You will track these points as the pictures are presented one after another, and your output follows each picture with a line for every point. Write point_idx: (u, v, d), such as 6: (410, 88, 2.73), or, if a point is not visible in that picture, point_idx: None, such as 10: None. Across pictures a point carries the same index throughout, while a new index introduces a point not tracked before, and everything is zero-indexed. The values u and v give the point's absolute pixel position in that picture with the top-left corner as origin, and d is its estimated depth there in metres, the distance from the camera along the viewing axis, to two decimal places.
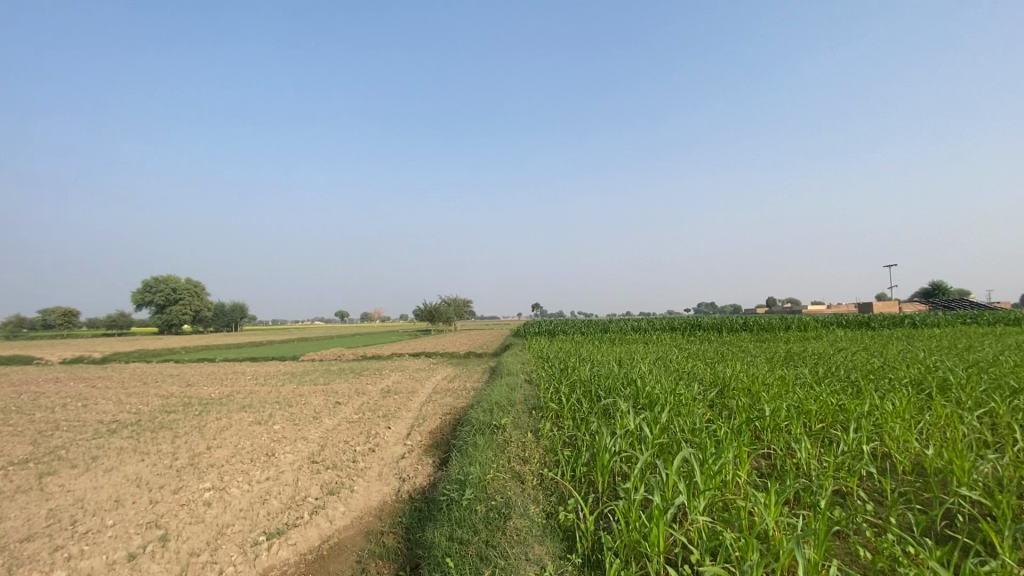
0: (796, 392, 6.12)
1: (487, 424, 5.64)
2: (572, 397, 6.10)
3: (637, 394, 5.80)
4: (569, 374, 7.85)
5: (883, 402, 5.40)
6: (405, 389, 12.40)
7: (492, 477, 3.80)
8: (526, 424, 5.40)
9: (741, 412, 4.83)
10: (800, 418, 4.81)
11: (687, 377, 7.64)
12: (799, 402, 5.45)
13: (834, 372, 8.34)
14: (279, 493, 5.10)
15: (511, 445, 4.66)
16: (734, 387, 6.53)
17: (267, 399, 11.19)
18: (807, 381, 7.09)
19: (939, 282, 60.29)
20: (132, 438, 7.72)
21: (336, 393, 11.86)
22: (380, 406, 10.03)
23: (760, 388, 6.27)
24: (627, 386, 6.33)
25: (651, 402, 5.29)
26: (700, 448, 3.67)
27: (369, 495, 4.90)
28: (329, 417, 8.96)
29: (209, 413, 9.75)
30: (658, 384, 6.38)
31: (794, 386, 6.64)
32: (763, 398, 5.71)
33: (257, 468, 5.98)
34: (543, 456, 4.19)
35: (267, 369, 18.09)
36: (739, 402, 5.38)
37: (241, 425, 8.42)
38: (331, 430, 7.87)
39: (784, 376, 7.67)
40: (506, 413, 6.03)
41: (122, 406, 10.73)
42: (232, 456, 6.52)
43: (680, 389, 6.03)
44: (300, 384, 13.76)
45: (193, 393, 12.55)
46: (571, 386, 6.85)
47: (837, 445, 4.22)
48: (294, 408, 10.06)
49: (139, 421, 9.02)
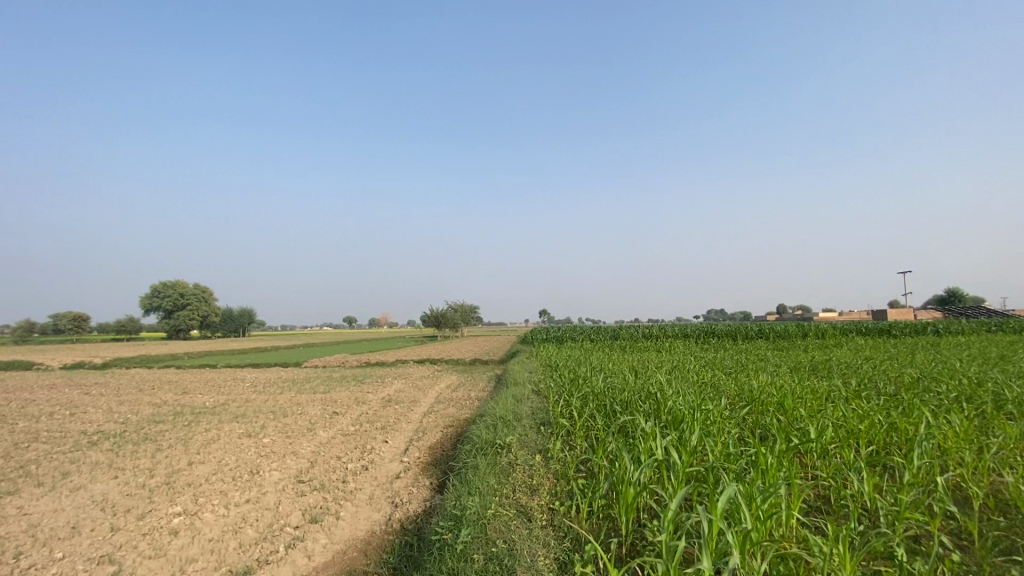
0: (836, 408, 5.47)
1: (490, 443, 5.05)
2: (585, 412, 5.50)
3: (657, 409, 5.19)
4: (581, 385, 7.24)
5: (940, 420, 4.77)
6: (406, 398, 11.82)
7: (493, 513, 3.21)
8: (535, 445, 4.78)
9: (781, 433, 4.20)
10: (849, 440, 4.19)
11: (710, 389, 6.99)
12: (843, 420, 4.82)
13: (868, 385, 7.66)
14: (257, 520, 4.54)
15: (516, 471, 4.05)
16: (765, 403, 5.89)
17: (262, 409, 10.66)
18: (843, 395, 6.42)
19: (956, 290, 58.91)
20: (112, 451, 7.24)
21: (335, 403, 11.31)
22: (379, 417, 9.47)
23: (795, 403, 5.63)
24: (646, 400, 5.71)
25: (675, 419, 4.70)
26: (743, 481, 3.08)
27: (356, 524, 4.33)
28: (323, 429, 8.42)
29: (199, 423, 9.27)
30: (681, 398, 5.74)
31: (831, 402, 5.97)
32: (801, 415, 5.08)
33: (237, 489, 5.42)
34: (555, 486, 3.59)
35: (268, 376, 17.66)
36: (775, 421, 4.76)
37: (229, 438, 7.91)
38: (324, 445, 7.29)
39: (817, 389, 7.00)
40: (512, 430, 5.43)
41: (110, 415, 10.28)
42: (213, 474, 5.97)
43: (706, 404, 5.41)
44: (299, 392, 13.25)
45: (187, 401, 12.08)
46: (583, 399, 6.25)
47: (899, 474, 3.61)
48: (288, 418, 9.55)
49: (122, 433, 8.52)
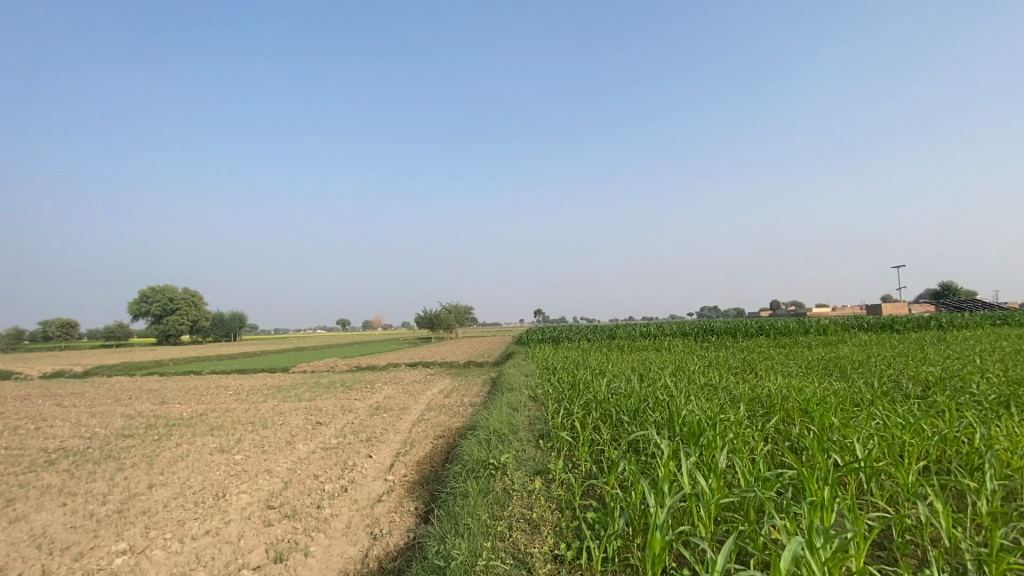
0: (870, 416, 4.90)
1: (483, 463, 4.45)
2: (588, 424, 4.91)
3: (671, 419, 4.62)
4: (582, 390, 6.65)
5: (996, 428, 4.20)
6: (395, 405, 11.17)
7: (485, 564, 2.62)
8: (533, 464, 4.19)
9: (819, 449, 3.64)
10: (901, 457, 3.63)
11: (722, 393, 6.42)
12: (884, 432, 4.25)
13: (892, 387, 7.11)
14: (213, 559, 3.90)
15: (512, 500, 3.47)
16: (788, 410, 5.32)
17: (240, 419, 9.97)
18: (871, 399, 5.85)
19: (950, 283, 58.85)
20: (67, 473, 6.56)
21: (320, 412, 10.64)
22: (365, 427, 8.83)
23: (823, 410, 5.06)
24: (656, 408, 5.12)
25: (694, 432, 4.10)
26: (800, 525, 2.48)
27: (326, 563, 3.73)
28: (303, 442, 7.78)
29: (170, 437, 8.61)
30: (696, 406, 5.15)
31: (862, 407, 5.40)
32: (833, 426, 4.50)
33: (196, 518, 4.78)
34: (559, 522, 3.00)
35: (254, 382, 16.95)
36: (808, 433, 4.19)
37: (200, 454, 7.27)
38: (301, 462, 6.63)
39: (838, 392, 6.45)
40: (507, 445, 4.83)
41: (77, 429, 9.57)
42: (173, 499, 5.33)
43: (724, 414, 4.83)
44: (284, 400, 12.57)
45: (163, 412, 11.38)
46: (585, 407, 5.66)
47: (973, 502, 3.06)
48: (267, 430, 8.89)
49: (84, 450, 7.83)
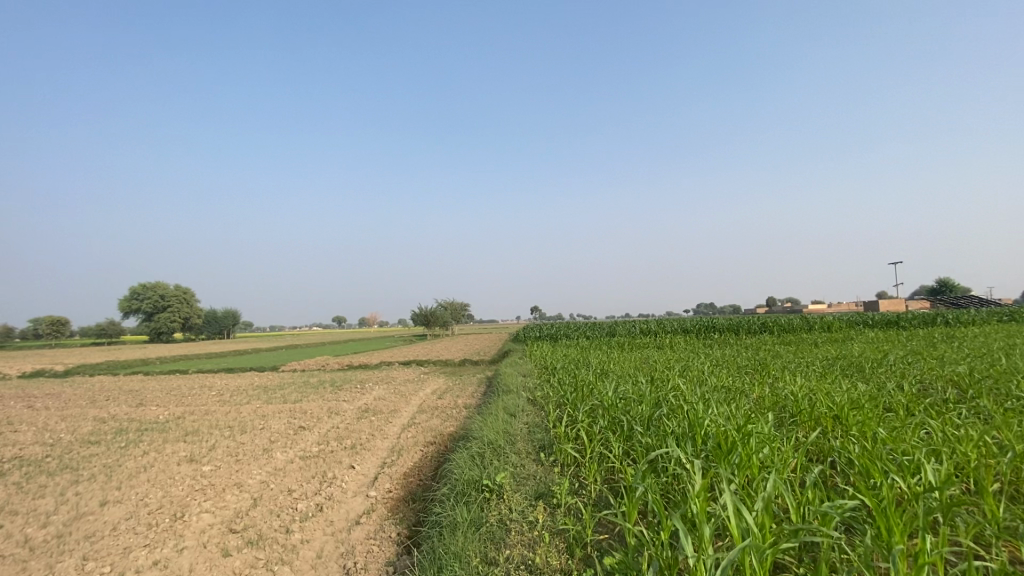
0: (921, 428, 4.29)
1: (476, 483, 3.85)
2: (596, 436, 4.33)
3: (692, 430, 4.01)
4: (586, 393, 6.05)
5: None
6: (386, 407, 10.51)
7: None
8: (535, 485, 3.60)
9: (877, 471, 3.06)
10: (975, 479, 3.03)
11: (740, 397, 5.82)
12: (942, 447, 3.66)
13: (925, 391, 6.51)
14: None
15: (512, 537, 2.88)
16: (821, 421, 4.71)
17: (218, 424, 9.29)
18: (911, 406, 5.23)
19: (948, 279, 58.56)
20: (14, 487, 5.90)
21: (304, 415, 9.97)
22: (351, 432, 8.20)
23: (859, 419, 4.45)
24: (672, 416, 4.49)
25: (722, 448, 3.51)
26: None
27: None
28: (281, 450, 7.14)
29: (139, 443, 7.95)
30: (718, 414, 4.55)
31: (904, 417, 4.81)
32: (879, 438, 3.92)
33: (145, 545, 4.14)
34: (569, 569, 2.42)
35: (241, 382, 16.23)
36: (855, 448, 3.60)
37: (166, 464, 6.61)
38: (275, 474, 5.98)
39: (868, 397, 5.83)
40: (503, 461, 4.23)
41: (41, 435, 8.89)
42: (124, 520, 4.69)
43: (752, 423, 4.23)
44: (268, 402, 11.90)
45: (138, 415, 10.68)
46: (591, 414, 5.06)
47: None
48: (245, 435, 8.23)
49: (41, 459, 7.15)
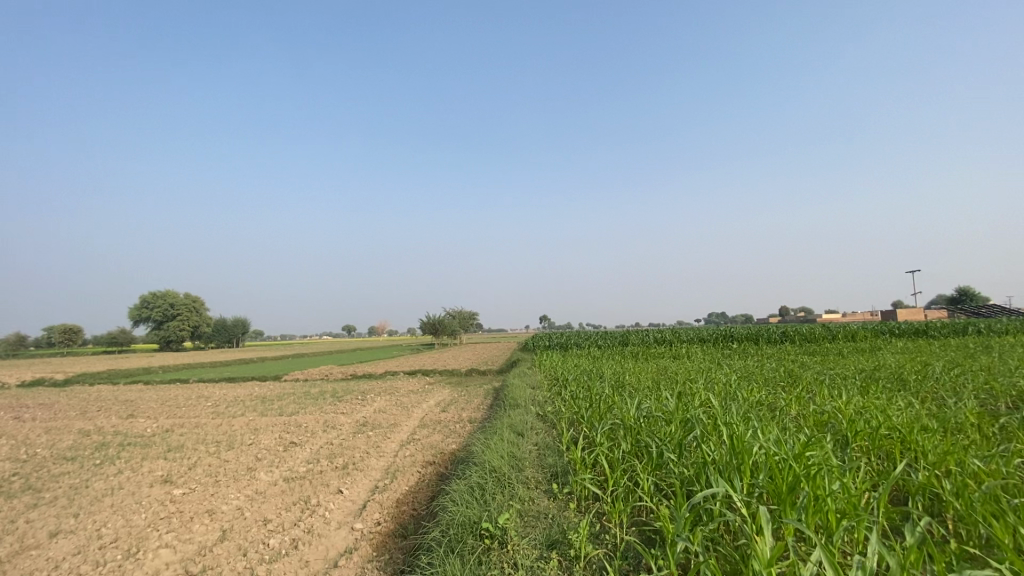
0: (1018, 457, 3.54)
1: (475, 525, 3.16)
2: (620, 463, 3.63)
3: (738, 459, 3.28)
4: (604, 409, 5.34)
5: None
6: (385, 421, 9.83)
7: None
8: (546, 527, 2.92)
9: (997, 524, 2.34)
10: None
11: (780, 416, 5.08)
12: None
13: (988, 408, 5.70)
14: None
15: None
16: (887, 448, 3.97)
17: (205, 439, 8.66)
18: (984, 428, 4.48)
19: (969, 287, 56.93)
20: None
21: (298, 429, 9.29)
22: (345, 449, 7.54)
23: (937, 446, 3.68)
24: (710, 438, 3.77)
25: (781, 484, 2.82)
26: None
27: None
28: (265, 470, 6.48)
29: (116, 460, 7.34)
30: (763, 436, 3.84)
31: (987, 442, 4.05)
32: (971, 470, 3.20)
33: None
34: None
35: (239, 392, 15.62)
36: (950, 485, 2.87)
37: (137, 485, 5.97)
38: (254, 499, 5.32)
39: (927, 416, 5.04)
40: (507, 494, 3.55)
41: (16, 450, 8.31)
42: (69, 557, 4.04)
43: (809, 449, 3.51)
44: (263, 414, 11.30)
45: (125, 428, 10.08)
46: (611, 435, 4.34)
47: None
48: (230, 453, 7.58)
49: (7, 478, 6.56)
